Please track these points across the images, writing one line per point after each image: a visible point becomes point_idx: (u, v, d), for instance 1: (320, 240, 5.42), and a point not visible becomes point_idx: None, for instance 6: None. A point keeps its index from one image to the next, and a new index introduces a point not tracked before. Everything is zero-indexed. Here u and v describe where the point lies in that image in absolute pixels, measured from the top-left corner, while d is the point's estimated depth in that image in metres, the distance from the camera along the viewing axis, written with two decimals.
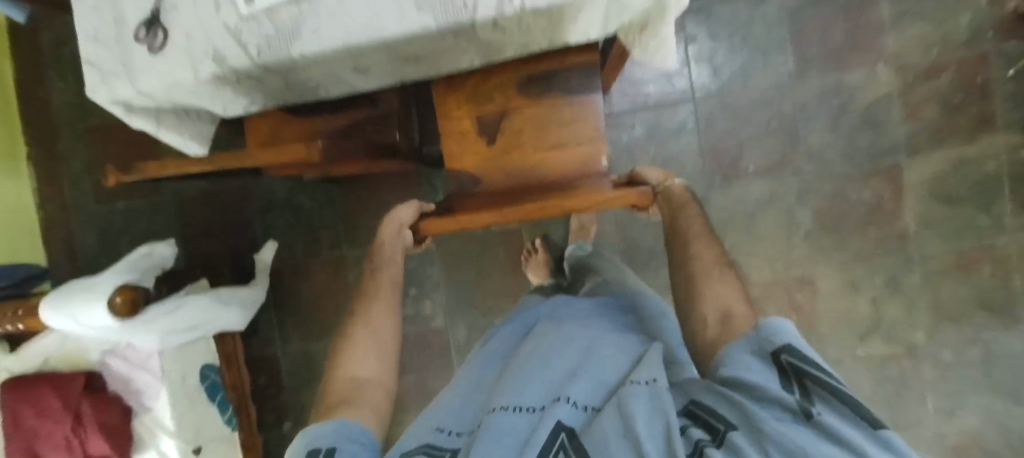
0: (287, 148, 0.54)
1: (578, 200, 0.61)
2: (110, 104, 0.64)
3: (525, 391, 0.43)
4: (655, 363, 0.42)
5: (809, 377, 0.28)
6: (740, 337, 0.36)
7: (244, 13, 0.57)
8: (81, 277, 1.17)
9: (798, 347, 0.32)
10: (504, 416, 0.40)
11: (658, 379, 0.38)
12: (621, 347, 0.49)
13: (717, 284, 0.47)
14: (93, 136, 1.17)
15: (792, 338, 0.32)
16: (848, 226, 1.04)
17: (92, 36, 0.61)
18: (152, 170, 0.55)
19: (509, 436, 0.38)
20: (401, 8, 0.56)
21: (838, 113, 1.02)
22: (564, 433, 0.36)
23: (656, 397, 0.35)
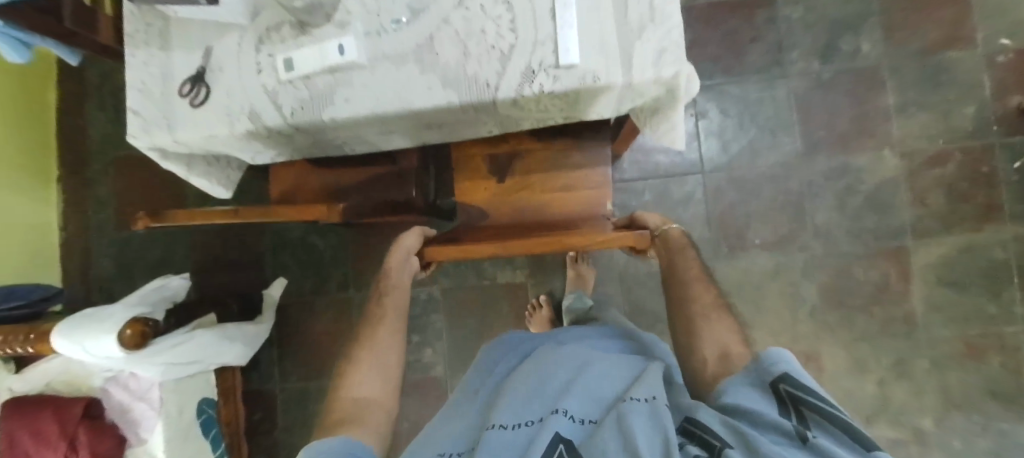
0: (308, 207, 0.55)
1: (589, 239, 0.58)
2: (147, 150, 0.67)
3: (522, 413, 0.45)
4: (654, 380, 0.43)
5: (804, 403, 0.33)
6: (746, 369, 0.40)
7: (284, 78, 0.62)
8: (94, 297, 1.20)
9: (797, 374, 0.36)
10: (501, 434, 0.41)
11: (658, 396, 0.40)
12: (621, 364, 0.50)
13: (716, 325, 0.49)
14: (124, 163, 1.23)
15: (791, 366, 0.36)
16: (854, 305, 1.04)
17: (139, 88, 0.66)
18: (182, 218, 0.55)
19: (507, 451, 0.39)
20: (429, 87, 0.60)
21: (845, 193, 1.04)
22: (562, 445, 0.37)
23: (655, 415, 0.37)
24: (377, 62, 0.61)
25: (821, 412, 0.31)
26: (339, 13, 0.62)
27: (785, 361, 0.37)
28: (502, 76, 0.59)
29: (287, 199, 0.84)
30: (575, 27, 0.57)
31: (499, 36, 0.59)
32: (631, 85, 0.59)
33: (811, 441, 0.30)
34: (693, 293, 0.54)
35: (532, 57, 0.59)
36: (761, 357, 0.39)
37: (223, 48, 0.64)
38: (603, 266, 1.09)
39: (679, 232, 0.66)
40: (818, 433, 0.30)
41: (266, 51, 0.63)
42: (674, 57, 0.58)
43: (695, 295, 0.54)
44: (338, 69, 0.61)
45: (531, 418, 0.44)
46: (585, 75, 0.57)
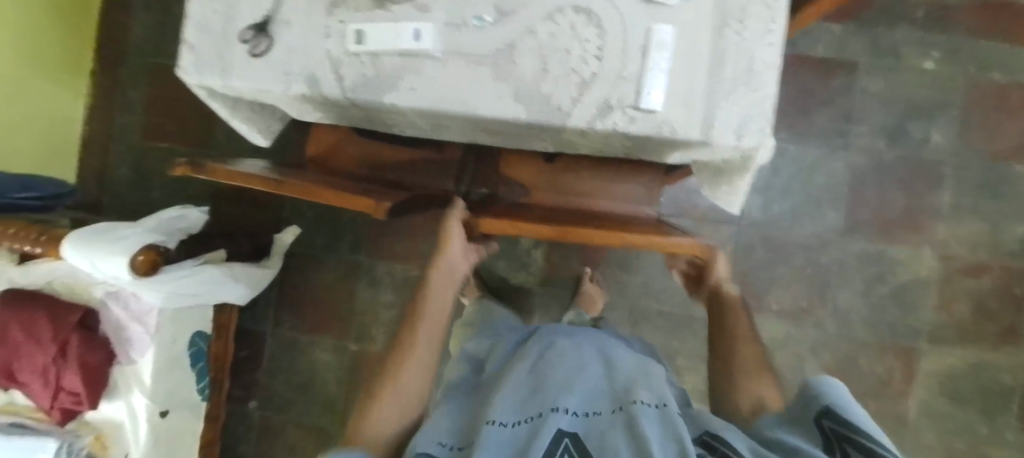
0: (354, 197, 0.52)
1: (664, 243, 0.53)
2: (195, 87, 0.64)
3: (518, 406, 0.43)
4: (659, 387, 0.42)
5: (848, 437, 0.29)
6: (794, 400, 0.37)
7: (351, 50, 0.59)
8: (109, 200, 1.20)
9: (843, 408, 0.33)
10: (500, 431, 0.39)
11: (669, 404, 0.39)
12: (622, 355, 0.50)
13: (757, 385, 0.47)
14: (158, 72, 1.19)
15: (840, 399, 0.33)
16: (851, 392, 1.03)
17: (199, 22, 0.62)
18: (222, 175, 0.53)
19: (505, 451, 0.37)
20: (499, 97, 0.58)
21: (873, 281, 1.02)
22: (566, 438, 0.37)
23: (666, 423, 0.36)
24: (450, 57, 0.59)
25: (860, 444, 0.28)
26: None
27: (832, 393, 0.34)
28: (577, 103, 0.57)
29: (321, 163, 0.81)
30: (664, 72, 0.55)
31: (584, 60, 0.57)
32: (706, 144, 0.56)
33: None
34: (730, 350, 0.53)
35: (612, 91, 0.56)
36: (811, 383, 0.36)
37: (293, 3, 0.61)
38: (614, 295, 1.08)
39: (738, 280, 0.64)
40: None
41: (337, 16, 0.60)
42: (758, 127, 0.55)
43: (742, 354, 0.50)
44: (410, 54, 0.59)
45: (530, 413, 0.41)
46: (663, 124, 0.56)
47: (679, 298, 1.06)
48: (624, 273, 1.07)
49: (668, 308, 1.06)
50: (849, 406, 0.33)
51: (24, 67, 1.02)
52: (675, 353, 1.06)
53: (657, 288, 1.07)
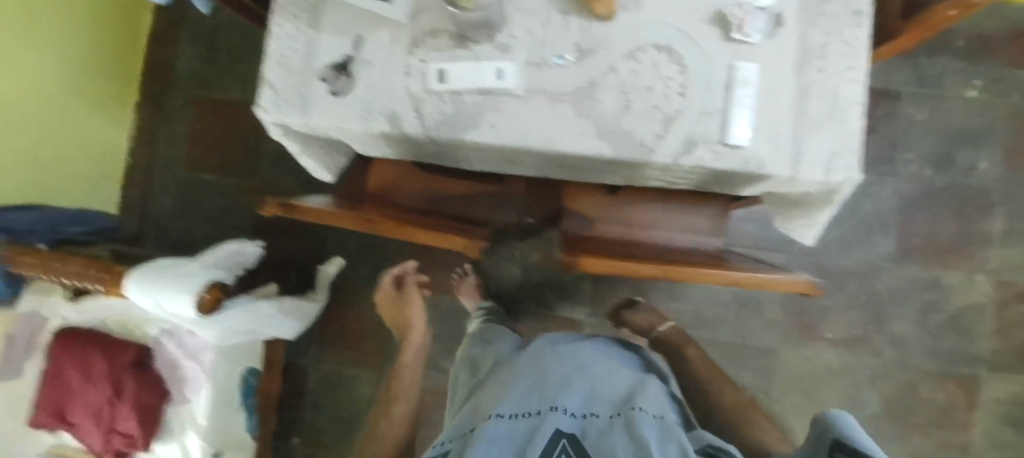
0: (450, 236, 0.55)
1: (789, 282, 0.51)
2: (271, 124, 0.65)
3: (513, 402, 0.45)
4: (660, 401, 0.44)
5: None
6: (814, 439, 0.36)
7: (432, 89, 0.60)
8: (152, 232, 1.21)
9: (855, 439, 0.32)
10: (499, 426, 0.41)
11: (666, 416, 0.40)
12: (625, 372, 0.51)
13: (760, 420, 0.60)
14: (203, 106, 1.21)
15: (852, 432, 0.33)
16: (911, 422, 1.00)
17: (279, 61, 0.63)
18: (310, 215, 0.57)
19: (502, 448, 0.39)
20: (581, 133, 0.58)
21: (929, 308, 1.00)
22: (564, 439, 0.38)
23: (665, 431, 0.37)
24: (532, 95, 0.59)
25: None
26: (504, 34, 0.60)
27: (847, 427, 0.33)
28: (661, 139, 0.57)
29: (383, 196, 0.83)
30: (750, 108, 0.55)
31: (667, 96, 0.57)
32: (792, 179, 0.56)
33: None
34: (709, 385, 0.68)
35: (696, 127, 0.57)
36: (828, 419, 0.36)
37: (374, 42, 0.62)
38: None
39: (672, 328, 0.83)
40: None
41: (418, 55, 0.61)
42: (846, 162, 0.55)
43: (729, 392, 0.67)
44: (492, 92, 0.60)
45: (529, 409, 0.43)
46: (749, 160, 0.56)
47: (728, 326, 1.05)
48: (674, 302, 1.06)
49: (720, 337, 1.06)
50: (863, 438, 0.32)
51: (70, 93, 1.02)
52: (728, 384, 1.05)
53: (706, 317, 1.06)
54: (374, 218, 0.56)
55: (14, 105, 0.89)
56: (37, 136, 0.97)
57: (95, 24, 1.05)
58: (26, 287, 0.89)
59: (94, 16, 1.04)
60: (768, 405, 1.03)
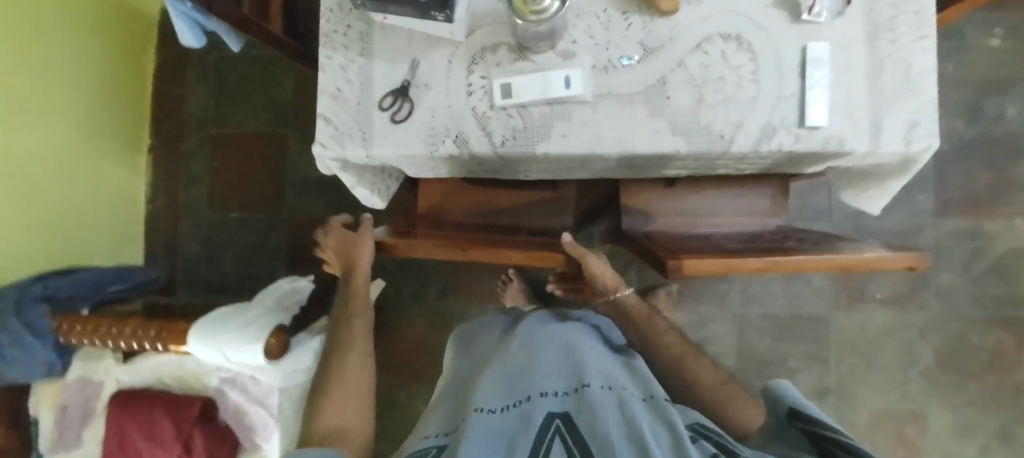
0: (549, 255, 0.62)
1: (892, 258, 0.50)
2: (330, 161, 0.63)
3: (501, 392, 0.49)
4: (643, 382, 0.51)
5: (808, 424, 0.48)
6: (772, 408, 0.57)
7: (497, 104, 0.59)
8: (182, 278, 1.18)
9: (803, 407, 0.52)
10: (488, 415, 0.45)
11: (654, 396, 0.48)
12: (601, 351, 0.57)
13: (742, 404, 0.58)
14: (221, 143, 1.19)
15: (800, 404, 0.53)
16: (967, 371, 1.02)
17: (333, 95, 0.61)
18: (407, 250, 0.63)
19: (492, 434, 0.43)
20: (656, 132, 0.57)
21: (971, 257, 1.03)
22: (559, 419, 0.43)
23: (657, 410, 0.44)
24: (601, 99, 0.58)
25: (814, 425, 0.47)
26: (565, 41, 0.59)
27: (794, 399, 0.54)
28: (739, 129, 0.57)
29: (436, 219, 0.81)
30: (826, 87, 0.55)
31: (739, 86, 0.57)
32: (872, 153, 0.56)
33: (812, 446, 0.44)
34: (666, 342, 0.66)
35: (772, 113, 0.56)
36: (781, 394, 0.57)
37: (432, 64, 0.60)
38: (715, 307, 1.07)
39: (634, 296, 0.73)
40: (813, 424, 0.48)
41: (478, 72, 0.59)
42: (927, 130, 0.55)
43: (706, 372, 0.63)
44: (559, 102, 0.58)
45: (517, 398, 0.48)
46: (830, 139, 0.55)
47: (779, 299, 1.06)
48: (723, 282, 1.07)
49: (772, 311, 1.06)
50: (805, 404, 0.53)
51: (80, 140, 0.98)
52: (785, 356, 1.05)
53: (756, 292, 1.06)
54: (468, 249, 0.62)
55: (33, 166, 0.87)
56: (60, 196, 0.94)
57: (99, 68, 1.01)
58: (75, 355, 0.87)
59: (97, 60, 1.00)
60: (828, 372, 1.05)
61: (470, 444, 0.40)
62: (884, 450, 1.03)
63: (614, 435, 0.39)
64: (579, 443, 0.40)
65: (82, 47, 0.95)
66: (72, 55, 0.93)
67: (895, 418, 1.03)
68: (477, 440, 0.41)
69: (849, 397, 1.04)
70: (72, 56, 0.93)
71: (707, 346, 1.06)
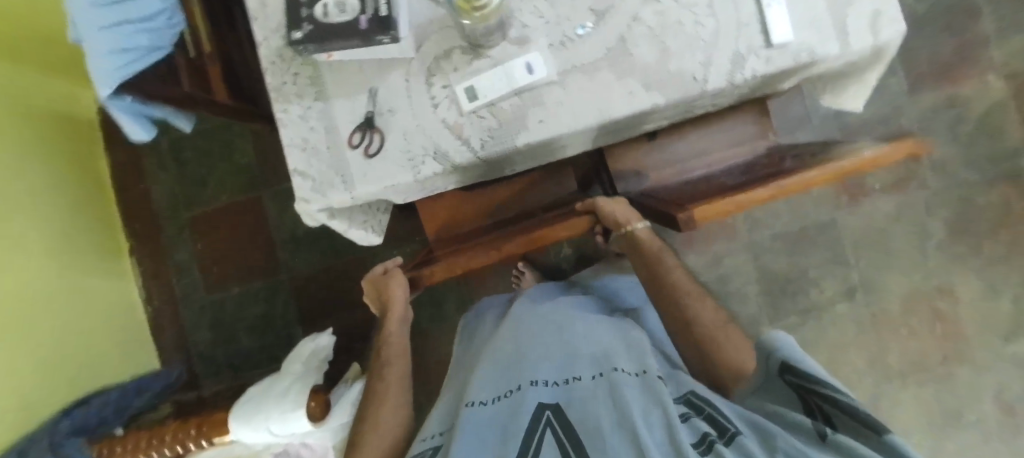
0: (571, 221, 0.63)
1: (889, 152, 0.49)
2: (318, 213, 0.61)
3: (495, 388, 0.58)
4: (640, 358, 0.56)
5: (813, 391, 0.42)
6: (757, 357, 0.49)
7: (467, 110, 0.57)
8: (200, 366, 1.15)
9: (799, 361, 0.45)
10: (482, 411, 0.55)
11: (648, 371, 0.53)
12: (597, 334, 0.63)
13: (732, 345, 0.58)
14: (198, 225, 1.17)
15: (797, 361, 0.45)
16: (980, 232, 1.04)
17: (302, 147, 0.59)
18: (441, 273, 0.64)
19: (484, 423, 0.53)
20: (630, 91, 0.57)
21: (955, 124, 1.04)
22: (550, 413, 0.50)
23: (649, 387, 0.49)
24: (567, 74, 0.57)
25: (825, 396, 0.41)
26: (516, 27, 0.58)
27: (789, 350, 0.46)
28: (709, 67, 0.56)
29: (448, 235, 0.79)
30: (782, 2, 0.54)
31: (698, 24, 0.56)
32: (845, 54, 0.56)
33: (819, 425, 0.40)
34: (674, 282, 0.64)
35: (738, 41, 0.55)
36: (765, 341, 0.48)
37: (390, 88, 0.58)
38: (726, 241, 1.07)
39: (648, 230, 0.67)
40: (820, 395, 0.42)
41: (439, 83, 0.58)
42: (890, 18, 0.54)
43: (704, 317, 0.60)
44: (527, 90, 0.57)
45: (510, 390, 0.57)
46: (801, 51, 0.55)
47: (785, 216, 1.06)
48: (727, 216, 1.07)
49: (780, 230, 1.06)
50: (799, 354, 0.46)
51: (65, 257, 0.96)
52: (805, 269, 1.06)
53: (761, 217, 1.06)
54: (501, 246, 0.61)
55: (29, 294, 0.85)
56: (62, 323, 0.91)
57: (58, 181, 0.99)
58: None
59: (52, 176, 0.97)
60: (850, 272, 1.06)
61: (465, 435, 0.50)
62: (922, 329, 1.05)
63: (607, 426, 0.44)
64: (565, 431, 0.47)
65: (33, 166, 0.93)
66: (30, 172, 0.92)
67: (924, 297, 1.05)
68: (469, 431, 0.51)
69: (876, 289, 1.05)
70: (30, 173, 0.92)
71: (728, 280, 1.07)
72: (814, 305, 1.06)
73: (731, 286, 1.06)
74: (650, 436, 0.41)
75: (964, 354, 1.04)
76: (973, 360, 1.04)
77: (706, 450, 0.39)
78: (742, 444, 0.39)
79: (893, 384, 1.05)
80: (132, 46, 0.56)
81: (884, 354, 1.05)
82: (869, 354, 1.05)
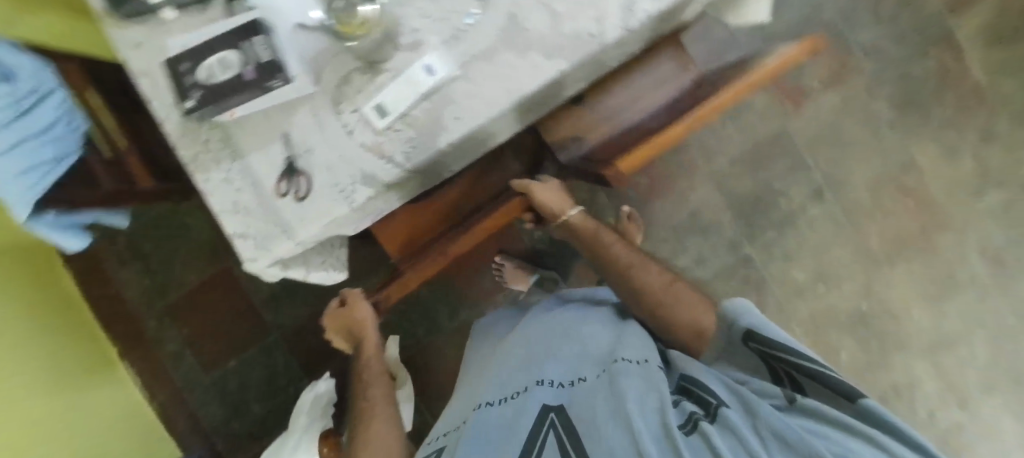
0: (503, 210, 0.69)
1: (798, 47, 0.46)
2: (269, 267, 0.61)
3: (502, 392, 0.63)
4: (640, 348, 0.61)
5: (776, 356, 0.49)
6: (722, 325, 0.57)
7: (381, 127, 0.57)
8: (220, 445, 1.15)
9: (758, 328, 0.52)
10: (489, 414, 0.60)
11: (648, 360, 0.58)
12: (599, 336, 0.68)
13: (682, 302, 0.66)
14: (179, 311, 1.16)
15: (758, 328, 0.51)
16: (926, 101, 1.05)
17: (234, 208, 0.59)
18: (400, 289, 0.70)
19: (488, 425, 0.58)
20: (534, 64, 0.56)
21: (875, 4, 1.05)
22: (552, 413, 0.54)
23: (648, 375, 0.54)
24: (469, 65, 0.56)
25: (787, 360, 0.48)
26: (406, 34, 0.57)
27: (751, 320, 0.52)
28: (602, 19, 0.56)
29: (412, 250, 0.78)
30: None
31: None
32: None
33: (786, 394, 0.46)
34: (616, 255, 0.75)
35: None
36: (730, 312, 0.55)
37: (303, 128, 0.58)
38: (688, 178, 1.07)
39: (581, 214, 0.80)
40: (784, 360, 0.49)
41: (348, 108, 0.57)
42: None
43: (652, 283, 0.69)
44: (434, 92, 0.57)
45: (515, 392, 0.61)
46: None
47: (738, 138, 1.07)
48: (683, 154, 1.07)
49: (737, 152, 1.07)
50: (761, 323, 0.52)
51: (56, 379, 0.92)
52: (771, 183, 1.07)
53: (715, 146, 1.07)
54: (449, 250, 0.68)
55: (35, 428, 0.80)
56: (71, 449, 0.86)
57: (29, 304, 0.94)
58: None
59: (24, 300, 0.93)
60: (813, 174, 1.07)
61: (474, 441, 0.56)
62: (895, 209, 1.06)
63: (602, 417, 0.48)
64: (564, 426, 0.52)
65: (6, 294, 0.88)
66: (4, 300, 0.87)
67: (890, 177, 1.07)
68: (476, 436, 0.56)
69: (842, 183, 1.07)
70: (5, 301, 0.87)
71: (700, 215, 1.08)
72: (788, 216, 1.07)
73: (705, 220, 1.08)
74: (643, 421, 0.45)
75: (942, 221, 1.06)
76: (952, 224, 1.06)
77: (691, 430, 0.44)
78: (723, 418, 0.44)
79: (883, 268, 1.06)
80: (43, 158, 0.57)
81: (867, 243, 1.07)
82: (852, 247, 1.07)
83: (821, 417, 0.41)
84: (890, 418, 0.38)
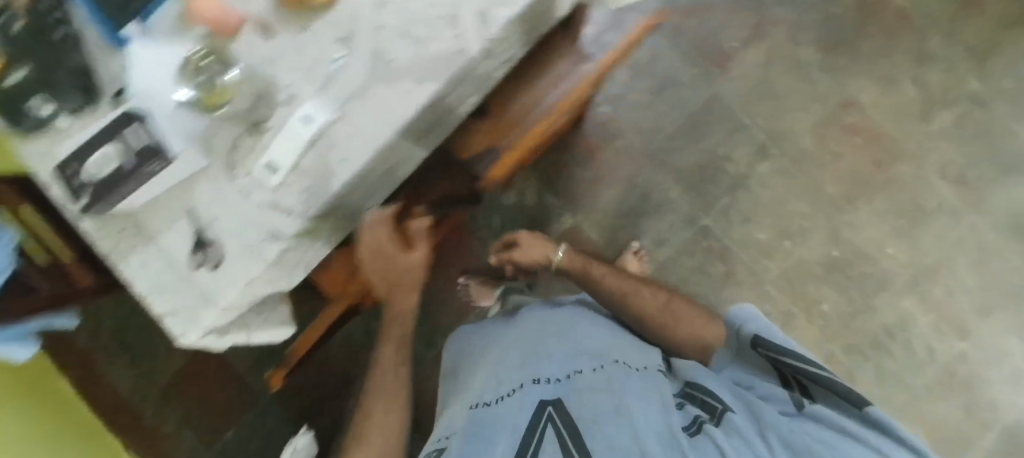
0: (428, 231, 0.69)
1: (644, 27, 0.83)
2: (201, 338, 0.59)
3: (497, 390, 0.59)
4: (639, 355, 0.61)
5: (782, 362, 0.54)
6: (734, 332, 0.63)
7: (274, 183, 0.56)
8: None
9: (769, 336, 0.58)
10: (484, 414, 0.55)
11: (647, 366, 0.58)
12: (597, 335, 0.66)
13: (686, 322, 0.69)
14: (173, 391, 1.19)
15: (769, 337, 0.58)
16: (851, 37, 1.04)
17: (154, 287, 0.58)
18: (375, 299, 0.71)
19: (480, 426, 0.54)
20: (406, 91, 0.56)
21: None
22: (552, 407, 0.51)
23: (650, 379, 0.54)
24: (345, 107, 0.56)
25: (794, 365, 0.53)
26: (281, 90, 0.56)
27: (762, 329, 0.59)
28: (461, 38, 0.57)
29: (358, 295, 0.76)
30: None
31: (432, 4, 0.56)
32: None
33: (792, 393, 0.50)
34: (607, 285, 0.78)
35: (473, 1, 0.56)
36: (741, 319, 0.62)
37: (207, 199, 0.57)
38: (631, 163, 1.07)
39: (569, 254, 0.86)
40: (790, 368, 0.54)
41: (241, 170, 0.56)
42: None
43: (647, 307, 0.73)
44: (319, 138, 0.56)
45: (509, 390, 0.57)
46: None
47: (671, 113, 1.07)
48: (620, 139, 1.07)
49: (674, 127, 1.06)
50: (770, 331, 0.59)
51: None
52: (714, 150, 1.06)
53: (649, 125, 1.07)
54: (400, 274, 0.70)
55: None
56: None
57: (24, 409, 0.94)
58: None
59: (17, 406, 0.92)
60: (754, 132, 1.05)
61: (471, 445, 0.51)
62: (845, 149, 1.04)
63: (604, 416, 0.47)
64: (567, 421, 0.49)
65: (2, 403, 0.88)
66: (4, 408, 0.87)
67: (833, 119, 1.05)
68: (472, 440, 0.52)
69: (785, 135, 1.05)
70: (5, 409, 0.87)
71: (650, 196, 1.07)
72: (738, 178, 1.05)
73: (657, 200, 1.06)
74: (647, 426, 0.45)
75: (897, 151, 1.03)
76: (907, 153, 1.03)
77: (696, 431, 0.45)
78: (729, 420, 0.45)
79: (847, 211, 1.03)
80: None
81: (824, 189, 1.04)
82: (810, 196, 1.04)
83: (826, 417, 0.44)
84: (890, 423, 0.42)
